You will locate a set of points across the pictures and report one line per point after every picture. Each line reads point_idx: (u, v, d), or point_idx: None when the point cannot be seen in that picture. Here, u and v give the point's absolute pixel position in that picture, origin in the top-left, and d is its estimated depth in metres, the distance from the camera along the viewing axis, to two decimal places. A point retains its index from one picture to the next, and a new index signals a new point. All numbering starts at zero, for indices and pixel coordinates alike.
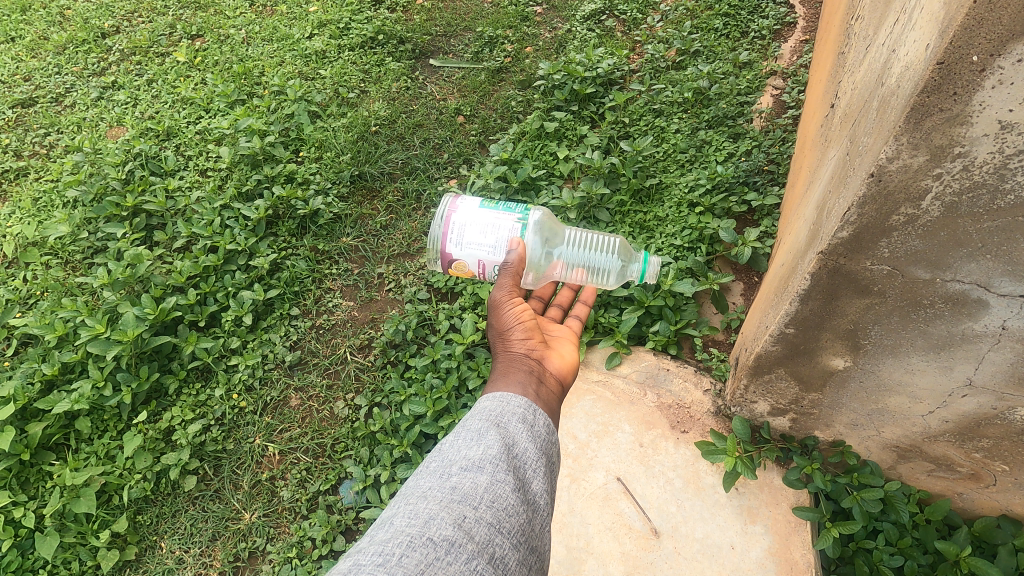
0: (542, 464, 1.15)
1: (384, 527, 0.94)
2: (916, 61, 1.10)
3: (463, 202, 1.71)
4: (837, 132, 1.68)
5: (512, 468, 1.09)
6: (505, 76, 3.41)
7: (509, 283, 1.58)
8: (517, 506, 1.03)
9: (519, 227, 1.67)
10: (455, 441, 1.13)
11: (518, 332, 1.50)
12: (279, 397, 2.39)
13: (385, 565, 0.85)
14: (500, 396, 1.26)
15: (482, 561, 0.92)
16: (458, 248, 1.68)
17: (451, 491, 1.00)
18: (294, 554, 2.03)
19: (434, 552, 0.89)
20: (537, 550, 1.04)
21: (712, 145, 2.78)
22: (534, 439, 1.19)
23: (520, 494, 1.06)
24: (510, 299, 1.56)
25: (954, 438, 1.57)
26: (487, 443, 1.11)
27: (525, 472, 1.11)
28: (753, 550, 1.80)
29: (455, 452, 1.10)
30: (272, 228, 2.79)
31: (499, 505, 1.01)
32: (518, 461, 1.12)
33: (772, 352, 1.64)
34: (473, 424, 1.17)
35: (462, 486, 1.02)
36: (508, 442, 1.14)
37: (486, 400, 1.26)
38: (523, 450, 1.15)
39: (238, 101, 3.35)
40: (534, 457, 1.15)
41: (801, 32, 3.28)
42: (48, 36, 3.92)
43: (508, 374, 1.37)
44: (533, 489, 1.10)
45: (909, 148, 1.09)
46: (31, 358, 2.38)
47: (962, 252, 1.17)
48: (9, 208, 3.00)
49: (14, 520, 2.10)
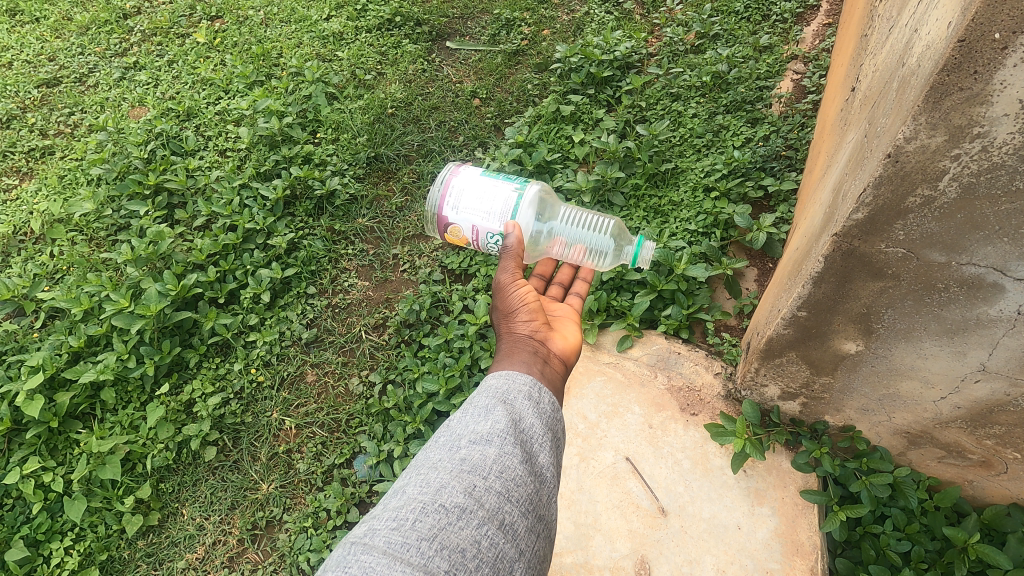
0: (548, 439, 1.18)
1: (397, 495, 0.98)
2: (938, 39, 1.09)
3: (465, 169, 1.78)
4: (857, 115, 1.66)
5: (520, 442, 1.11)
6: (522, 59, 3.40)
7: (513, 266, 1.60)
8: (526, 477, 1.06)
9: (515, 196, 1.71)
10: (464, 417, 1.16)
11: (523, 314, 1.53)
12: (295, 372, 2.44)
13: (400, 529, 0.89)
14: (506, 374, 1.29)
15: (493, 527, 0.95)
16: (454, 213, 1.74)
17: (461, 463, 1.03)
18: (310, 524, 2.09)
19: (446, 517, 0.92)
20: (545, 519, 1.07)
21: (730, 130, 2.76)
22: (540, 415, 1.22)
23: (528, 466, 1.09)
24: (514, 281, 1.58)
25: (966, 424, 1.57)
26: (495, 418, 1.14)
27: (533, 446, 1.14)
28: (760, 531, 1.81)
29: (464, 427, 1.13)
30: (290, 209, 2.83)
31: (508, 476, 1.04)
32: (525, 435, 1.14)
33: (784, 335, 1.64)
34: (481, 401, 1.20)
35: (471, 457, 1.05)
36: (515, 418, 1.17)
37: (493, 378, 1.29)
38: (531, 425, 1.17)
39: (257, 83, 3.39)
40: (541, 432, 1.18)
41: (825, 15, 3.22)
42: (72, 17, 3.98)
43: (513, 355, 1.40)
44: (541, 462, 1.13)
45: (926, 129, 1.09)
46: (59, 331, 2.45)
47: (978, 235, 1.17)
48: (36, 185, 3.07)
49: (44, 484, 2.18)
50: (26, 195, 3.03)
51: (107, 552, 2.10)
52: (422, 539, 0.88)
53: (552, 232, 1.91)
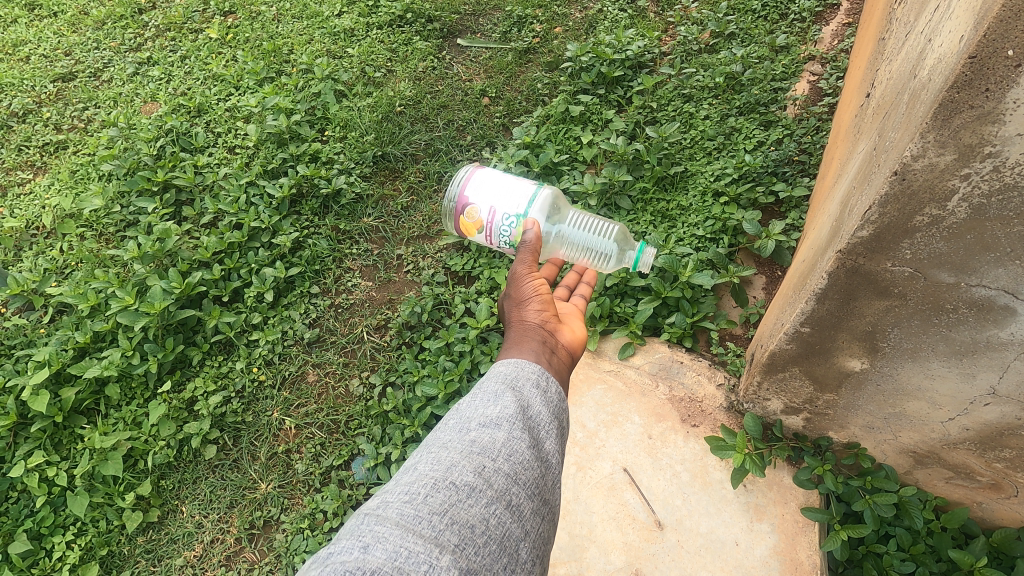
0: (555, 427, 1.15)
1: (408, 472, 0.96)
2: (949, 53, 1.04)
3: (492, 165, 1.84)
4: (869, 124, 1.61)
5: (528, 427, 1.09)
6: (533, 57, 3.36)
7: (529, 257, 1.58)
8: (533, 461, 1.04)
9: (536, 185, 1.75)
10: (473, 400, 1.13)
11: (534, 304, 1.48)
12: (297, 371, 2.45)
13: (412, 502, 0.88)
14: (515, 361, 1.26)
15: (500, 507, 0.94)
16: (475, 194, 1.75)
17: (471, 444, 1.01)
18: (306, 525, 2.10)
19: (456, 494, 0.91)
20: (550, 504, 1.05)
21: (742, 133, 2.70)
22: (547, 403, 1.18)
23: (535, 451, 1.06)
24: (529, 272, 1.55)
25: (975, 446, 1.51)
26: (504, 403, 1.11)
27: (540, 432, 1.11)
28: (758, 548, 1.78)
29: (473, 410, 1.10)
30: (296, 207, 2.84)
31: (517, 458, 1.01)
32: (533, 421, 1.11)
33: (787, 350, 1.60)
34: (490, 386, 1.17)
35: (481, 439, 1.02)
36: (523, 404, 1.13)
37: (501, 364, 1.26)
38: (538, 412, 1.14)
39: (267, 79, 3.39)
40: (548, 420, 1.15)
41: (845, 14, 3.13)
42: (88, 11, 4.02)
43: (522, 343, 1.36)
44: (547, 448, 1.09)
45: (935, 147, 1.04)
46: (66, 326, 2.49)
47: (989, 257, 1.12)
48: (49, 179, 3.12)
49: (47, 478, 2.21)
50: (39, 189, 3.08)
51: (107, 547, 2.13)
52: (434, 513, 0.86)
53: (556, 231, 1.86)
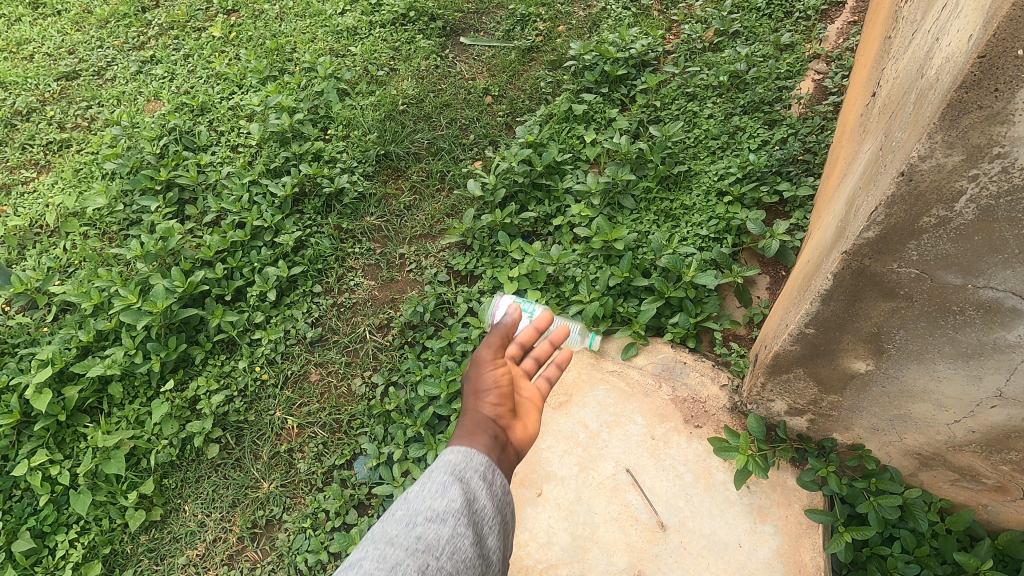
0: (500, 522, 1.05)
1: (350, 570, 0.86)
2: (957, 52, 1.03)
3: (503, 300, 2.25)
4: (875, 124, 1.59)
5: (476, 522, 1.00)
6: (536, 56, 3.35)
7: (496, 341, 1.37)
8: (477, 560, 0.96)
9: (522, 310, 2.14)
10: (419, 489, 1.02)
11: (493, 396, 1.28)
12: (299, 371, 2.45)
13: None
14: (464, 453, 1.10)
15: None
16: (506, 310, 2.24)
17: (416, 540, 0.92)
18: (308, 525, 2.10)
19: None
20: None
21: (746, 132, 2.68)
22: (495, 496, 1.07)
23: (481, 548, 0.98)
24: (494, 358, 1.34)
25: (980, 449, 1.50)
26: (453, 496, 1.00)
27: (485, 528, 1.01)
28: (762, 549, 1.77)
29: (420, 501, 0.99)
30: (298, 206, 2.84)
31: (461, 558, 0.93)
32: (481, 516, 1.01)
33: (791, 351, 1.59)
34: (438, 472, 1.06)
35: (428, 535, 0.93)
36: (473, 496, 1.03)
37: (449, 456, 1.10)
38: (486, 506, 1.04)
39: (270, 78, 3.39)
40: (495, 514, 1.05)
41: (850, 12, 3.11)
42: (92, 10, 4.02)
43: (472, 436, 1.16)
44: (491, 545, 1.01)
45: (943, 147, 1.03)
46: (69, 324, 2.50)
47: (996, 258, 1.11)
48: (52, 178, 3.12)
49: (51, 477, 2.21)
50: (43, 188, 3.08)
51: (110, 545, 2.13)
52: None
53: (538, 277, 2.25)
